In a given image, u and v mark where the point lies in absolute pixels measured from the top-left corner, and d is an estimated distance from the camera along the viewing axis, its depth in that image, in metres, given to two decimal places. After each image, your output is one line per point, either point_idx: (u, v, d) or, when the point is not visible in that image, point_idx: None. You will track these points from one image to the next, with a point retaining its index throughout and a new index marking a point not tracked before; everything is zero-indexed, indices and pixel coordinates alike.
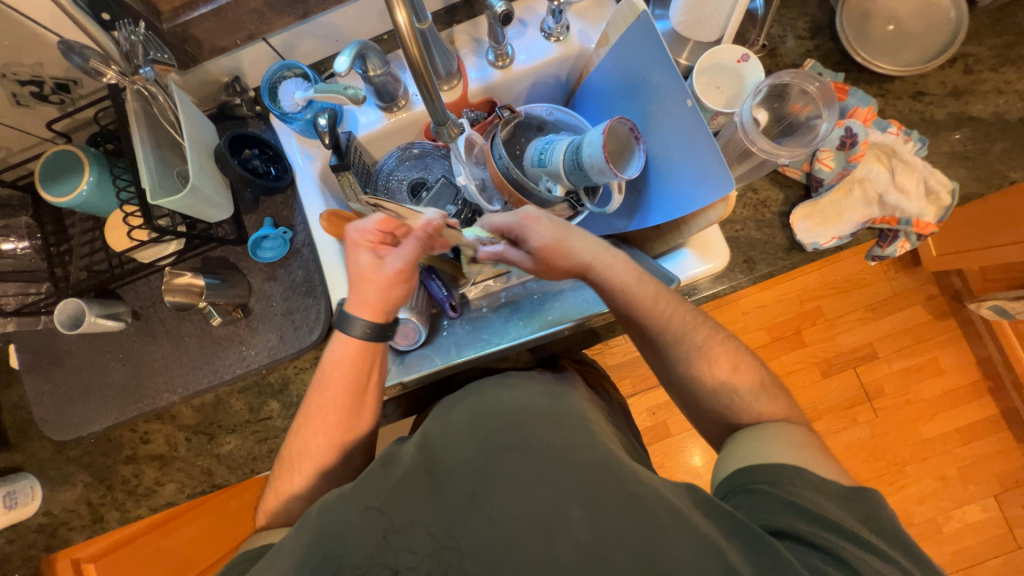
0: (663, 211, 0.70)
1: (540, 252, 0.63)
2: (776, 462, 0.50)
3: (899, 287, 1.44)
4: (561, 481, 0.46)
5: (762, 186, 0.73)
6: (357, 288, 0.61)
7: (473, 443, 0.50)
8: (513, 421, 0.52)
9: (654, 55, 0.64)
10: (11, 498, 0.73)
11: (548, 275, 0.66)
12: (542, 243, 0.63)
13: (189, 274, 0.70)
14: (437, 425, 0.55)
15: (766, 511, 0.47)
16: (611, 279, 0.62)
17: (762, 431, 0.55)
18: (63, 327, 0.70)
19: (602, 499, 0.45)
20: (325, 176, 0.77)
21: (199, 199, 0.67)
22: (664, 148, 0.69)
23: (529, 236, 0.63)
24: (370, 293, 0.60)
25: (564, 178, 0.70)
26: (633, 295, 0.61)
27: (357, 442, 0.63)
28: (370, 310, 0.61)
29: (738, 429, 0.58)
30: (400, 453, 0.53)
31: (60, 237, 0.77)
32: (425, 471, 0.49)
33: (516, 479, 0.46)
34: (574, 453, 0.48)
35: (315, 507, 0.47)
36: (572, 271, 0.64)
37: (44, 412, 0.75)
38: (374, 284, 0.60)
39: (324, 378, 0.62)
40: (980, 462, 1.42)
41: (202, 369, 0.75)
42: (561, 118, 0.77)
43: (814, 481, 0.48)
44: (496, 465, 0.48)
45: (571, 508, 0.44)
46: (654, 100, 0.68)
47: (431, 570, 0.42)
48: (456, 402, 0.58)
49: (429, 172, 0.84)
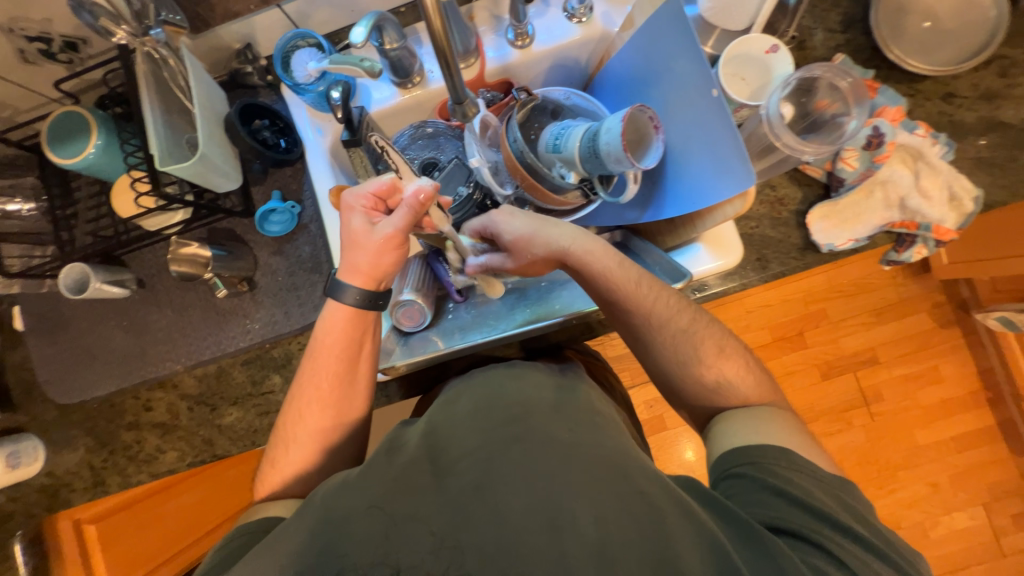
0: (678, 204, 0.68)
1: (515, 244, 0.64)
2: (773, 456, 0.50)
3: (907, 293, 1.43)
4: (567, 477, 0.46)
5: (781, 184, 0.72)
6: (350, 253, 0.60)
7: (478, 436, 0.50)
8: (515, 416, 0.52)
9: (681, 44, 0.62)
10: (15, 458, 0.74)
11: (532, 270, 0.66)
12: (515, 234, 0.64)
13: (195, 244, 0.70)
14: (441, 416, 0.55)
15: (755, 503, 0.48)
16: (590, 262, 0.60)
17: (732, 413, 0.57)
18: (67, 291, 0.70)
19: (606, 495, 0.45)
20: (335, 151, 0.76)
21: (209, 168, 0.66)
22: (684, 139, 0.67)
23: (502, 231, 0.65)
24: (361, 259, 0.60)
25: (578, 165, 0.69)
26: (612, 278, 0.60)
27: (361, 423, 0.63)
28: (362, 277, 0.60)
29: (721, 414, 0.59)
30: (406, 442, 0.53)
31: (65, 200, 0.76)
32: (428, 465, 0.49)
33: (522, 472, 0.46)
34: (578, 449, 0.49)
35: (317, 495, 0.49)
36: (553, 262, 0.64)
37: (48, 374, 0.75)
38: (365, 249, 0.59)
39: (327, 340, 0.62)
40: (973, 471, 1.43)
41: (205, 339, 0.75)
42: (578, 103, 0.76)
43: (807, 475, 0.49)
44: (502, 458, 0.47)
45: (577, 505, 0.44)
46: (676, 88, 0.66)
47: (432, 569, 0.41)
48: (462, 392, 0.58)
49: (442, 152, 0.82)
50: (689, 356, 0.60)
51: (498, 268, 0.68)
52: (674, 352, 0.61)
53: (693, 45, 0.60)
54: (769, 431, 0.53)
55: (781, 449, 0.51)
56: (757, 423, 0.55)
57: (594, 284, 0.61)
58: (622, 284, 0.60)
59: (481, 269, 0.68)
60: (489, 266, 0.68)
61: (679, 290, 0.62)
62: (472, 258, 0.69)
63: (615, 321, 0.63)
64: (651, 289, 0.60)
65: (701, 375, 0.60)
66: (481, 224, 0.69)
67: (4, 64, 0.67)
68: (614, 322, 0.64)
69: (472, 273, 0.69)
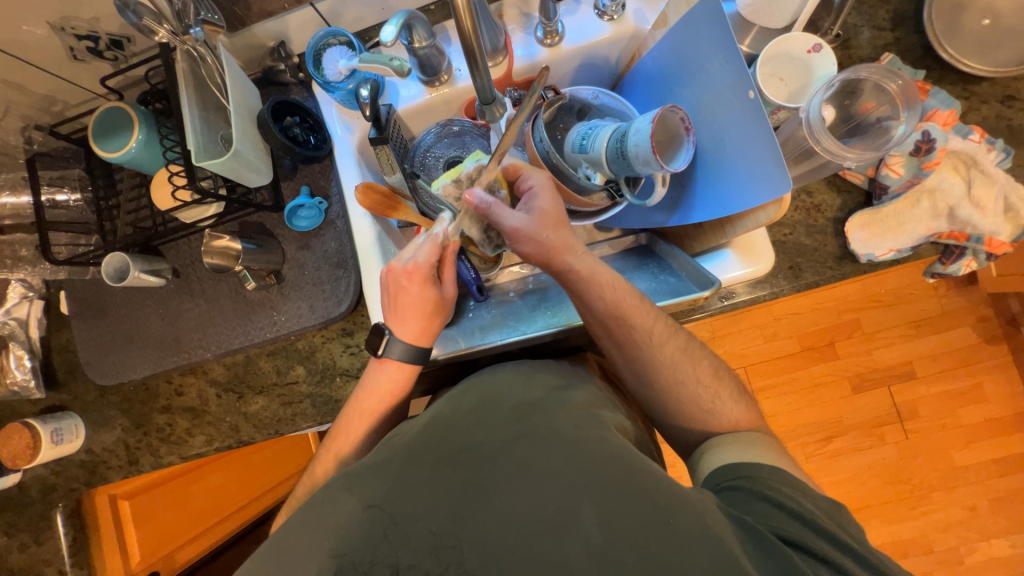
0: (707, 208, 0.67)
1: (539, 215, 0.58)
2: (785, 472, 0.49)
3: (949, 305, 1.35)
4: (574, 476, 0.44)
5: (818, 190, 0.69)
6: (423, 322, 0.62)
7: (481, 432, 0.50)
8: (523, 413, 0.52)
9: (715, 44, 0.60)
10: (58, 434, 0.78)
11: (524, 249, 0.59)
12: (546, 208, 0.59)
13: (227, 237, 0.72)
14: (446, 409, 0.55)
15: (757, 512, 0.45)
16: (598, 275, 0.58)
17: (723, 436, 0.56)
18: (109, 279, 0.73)
19: (613, 494, 0.43)
20: (362, 148, 0.77)
21: (241, 163, 0.68)
22: (716, 141, 0.64)
23: (541, 197, 0.60)
24: (436, 323, 0.63)
25: (605, 166, 0.68)
26: (617, 297, 0.58)
27: (376, 420, 0.64)
28: (434, 336, 0.64)
29: (713, 437, 0.57)
30: (407, 431, 0.53)
31: (109, 191, 0.79)
32: (429, 455, 0.48)
33: (527, 471, 0.45)
34: (582, 444, 0.47)
35: (319, 495, 0.48)
36: (552, 257, 0.58)
37: (90, 357, 0.79)
38: (438, 312, 0.63)
39: (366, 396, 0.64)
40: (1015, 496, 1.35)
41: (234, 330, 0.77)
42: (607, 102, 0.74)
43: (823, 499, 0.47)
44: (506, 456, 0.47)
45: (582, 506, 0.43)
46: (709, 88, 0.63)
47: (431, 568, 0.41)
48: (468, 389, 0.58)
49: (467, 150, 0.81)
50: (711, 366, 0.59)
51: (498, 221, 0.58)
52: (696, 362, 0.59)
53: (731, 46, 0.58)
54: (749, 445, 0.53)
55: (758, 463, 0.50)
56: (733, 443, 0.54)
57: (585, 301, 0.59)
58: (622, 305, 0.58)
59: (483, 209, 0.58)
60: (491, 210, 0.58)
61: (667, 316, 0.61)
62: (479, 192, 0.58)
63: (599, 331, 0.60)
64: (650, 308, 0.59)
65: (718, 392, 0.58)
66: (527, 172, 0.62)
67: (55, 61, 0.70)
68: (596, 338, 0.62)
69: (467, 203, 0.58)
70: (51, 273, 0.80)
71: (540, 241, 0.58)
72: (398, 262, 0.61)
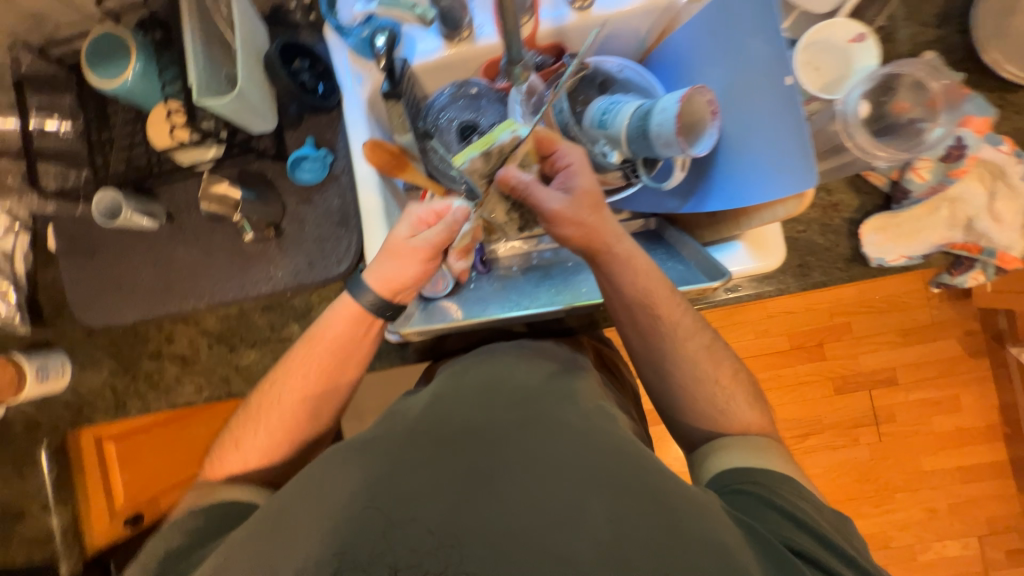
0: (724, 198, 0.65)
1: (578, 196, 0.57)
2: (791, 480, 0.49)
3: (939, 317, 1.37)
4: (584, 472, 0.43)
5: (837, 188, 0.67)
6: (380, 259, 0.61)
7: (484, 413, 0.49)
8: (525, 398, 0.51)
9: (761, 32, 0.59)
10: (44, 371, 0.77)
11: (562, 231, 0.57)
12: (585, 188, 0.57)
13: (226, 182, 0.69)
14: (447, 387, 0.54)
15: (766, 520, 0.45)
16: (633, 260, 0.57)
17: (728, 441, 0.54)
18: (100, 218, 0.69)
19: (620, 490, 0.42)
20: (373, 102, 0.72)
21: (246, 106, 0.65)
22: (742, 128, 0.62)
23: (579, 175, 0.58)
24: (396, 274, 0.60)
25: (624, 145, 0.66)
26: (648, 284, 0.57)
27: (336, 366, 0.63)
28: (381, 282, 0.60)
29: (719, 439, 0.55)
30: (411, 409, 0.52)
31: (102, 124, 0.75)
32: (428, 436, 0.47)
33: (534, 462, 0.43)
34: (589, 439, 0.46)
35: (317, 466, 0.47)
36: (591, 241, 0.56)
37: (77, 296, 0.77)
38: (394, 256, 0.60)
39: (323, 334, 0.62)
40: (973, 502, 1.41)
41: (229, 281, 0.75)
42: (631, 77, 0.71)
43: (815, 498, 0.48)
44: (515, 444, 0.45)
45: (592, 503, 0.41)
46: (742, 70, 0.61)
47: (432, 569, 0.38)
48: (470, 368, 0.57)
49: (483, 115, 0.74)
50: (718, 357, 0.58)
51: (538, 201, 0.57)
52: (703, 351, 0.58)
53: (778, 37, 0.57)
54: (753, 449, 0.52)
55: (765, 470, 0.50)
56: (735, 447, 0.53)
57: (614, 285, 0.57)
58: (650, 293, 0.57)
59: (520, 188, 0.58)
60: (529, 188, 0.57)
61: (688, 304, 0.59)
62: (517, 169, 0.57)
63: (623, 318, 0.59)
64: (677, 297, 0.58)
65: (737, 393, 0.57)
66: (562, 146, 0.59)
67: None
68: (614, 324, 0.61)
69: (504, 180, 0.57)
70: (39, 205, 0.76)
71: (581, 224, 0.56)
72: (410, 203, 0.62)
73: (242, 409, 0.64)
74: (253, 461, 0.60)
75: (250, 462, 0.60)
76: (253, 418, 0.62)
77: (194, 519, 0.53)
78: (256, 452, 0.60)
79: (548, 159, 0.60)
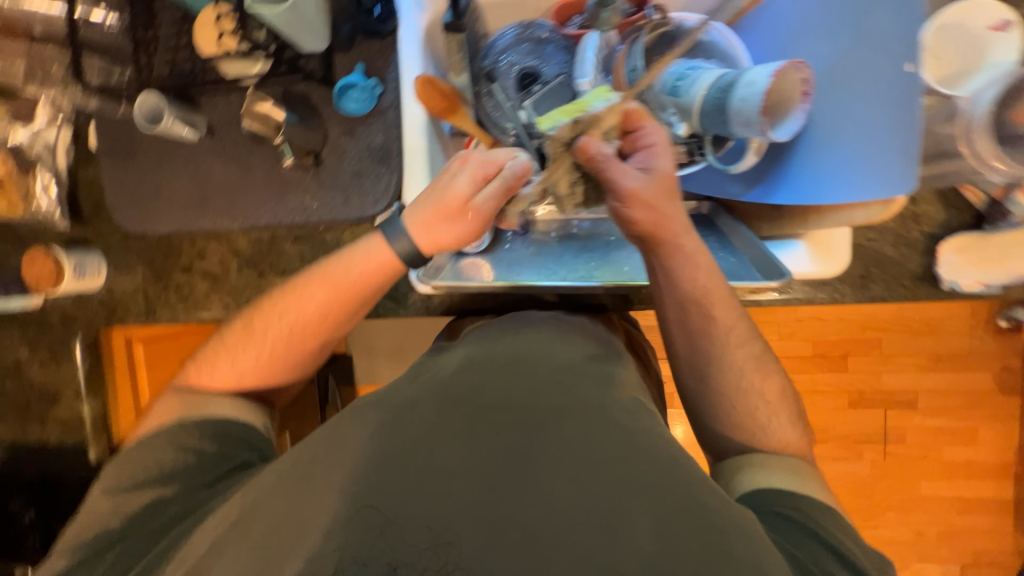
0: (797, 192, 0.59)
1: (656, 180, 0.53)
2: (833, 511, 0.46)
3: (980, 348, 1.30)
4: (623, 472, 0.39)
5: (924, 199, 0.64)
6: (431, 209, 0.56)
7: (519, 390, 0.46)
8: (566, 381, 0.48)
9: (892, 12, 0.53)
10: (81, 268, 0.79)
11: (632, 215, 0.53)
12: (665, 173, 0.54)
13: (269, 102, 0.67)
14: (479, 355, 0.52)
15: (809, 553, 0.42)
16: (696, 257, 0.55)
17: (762, 458, 0.51)
18: (142, 122, 0.68)
19: (666, 496, 0.38)
20: (430, 33, 0.67)
21: (299, 20, 0.61)
22: (836, 115, 0.56)
23: (660, 158, 0.54)
24: (447, 231, 0.56)
25: (694, 117, 0.59)
26: (709, 283, 0.55)
27: (352, 305, 0.58)
28: (427, 235, 0.56)
29: (756, 456, 0.51)
30: (441, 371, 0.51)
31: (148, 21, 0.72)
32: (453, 401, 0.45)
33: (572, 453, 0.40)
34: (631, 436, 0.42)
35: (340, 418, 0.46)
36: (658, 230, 0.54)
37: (114, 197, 0.77)
38: (447, 208, 0.55)
39: (346, 269, 0.57)
40: (964, 533, 1.41)
41: (263, 204, 0.74)
42: (715, 39, 0.63)
43: (850, 524, 0.46)
44: (554, 432, 0.41)
45: (635, 507, 0.37)
46: (850, 49, 0.55)
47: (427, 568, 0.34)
48: (502, 340, 0.55)
49: (546, 62, 0.68)
50: (764, 365, 0.55)
51: (613, 178, 0.52)
52: (746, 353, 0.55)
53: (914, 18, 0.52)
54: (792, 472, 0.49)
55: (808, 497, 0.47)
56: (776, 467, 0.50)
57: (671, 277, 0.55)
58: (707, 290, 0.54)
59: (598, 162, 0.53)
60: (607, 164, 0.53)
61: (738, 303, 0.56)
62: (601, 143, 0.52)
63: (673, 315, 0.56)
64: (728, 294, 0.56)
65: (777, 407, 0.53)
66: (648, 123, 0.54)
67: None
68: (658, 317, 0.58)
69: (584, 150, 0.52)
70: (82, 100, 0.74)
71: (653, 211, 0.53)
72: (472, 150, 0.57)
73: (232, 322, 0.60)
74: (242, 380, 0.57)
75: (241, 383, 0.57)
76: (245, 338, 0.57)
77: (203, 442, 0.52)
78: (247, 372, 0.57)
79: (627, 136, 0.55)
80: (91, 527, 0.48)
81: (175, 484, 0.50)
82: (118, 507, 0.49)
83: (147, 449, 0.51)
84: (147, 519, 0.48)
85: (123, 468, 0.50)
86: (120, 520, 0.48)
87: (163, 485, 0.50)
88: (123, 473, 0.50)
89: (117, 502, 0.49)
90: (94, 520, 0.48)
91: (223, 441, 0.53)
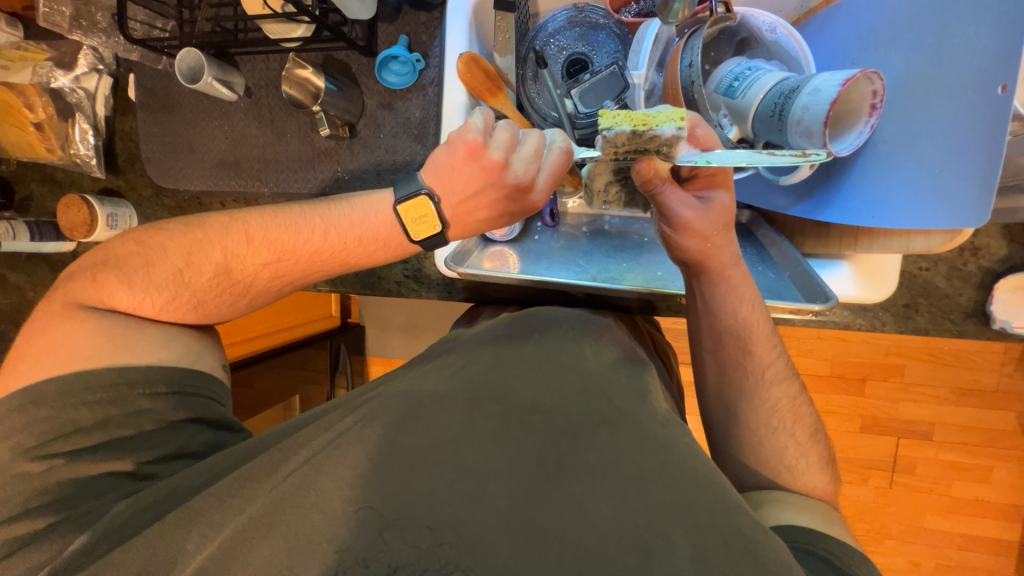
0: (850, 213, 0.55)
1: (716, 212, 0.51)
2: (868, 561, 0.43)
3: (1008, 386, 1.25)
4: (654, 490, 0.38)
5: (984, 231, 0.61)
6: (459, 203, 0.53)
7: (548, 394, 0.45)
8: (595, 388, 0.46)
9: (991, 21, 0.48)
10: (114, 220, 0.78)
11: (686, 243, 0.52)
12: (726, 204, 0.51)
13: (310, 68, 0.64)
14: (508, 353, 0.51)
15: None
16: (741, 288, 0.54)
17: (790, 496, 0.50)
18: (182, 78, 0.67)
19: (702, 521, 0.37)
20: (479, 9, 0.64)
21: None
22: (907, 132, 0.52)
23: (720, 189, 0.52)
24: (473, 221, 0.55)
25: (748, 121, 0.55)
26: (751, 317, 0.55)
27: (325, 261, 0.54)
28: (453, 224, 0.54)
29: (783, 491, 0.50)
30: (465, 363, 0.50)
31: None
32: (473, 395, 0.44)
33: (599, 470, 0.39)
34: (661, 452, 0.41)
35: (363, 403, 0.45)
36: (706, 261, 0.53)
37: (151, 152, 0.77)
38: (476, 202, 0.53)
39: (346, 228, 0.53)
40: (962, 569, 1.38)
41: (296, 172, 0.73)
42: (782, 40, 0.58)
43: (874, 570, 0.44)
44: (585, 444, 0.40)
45: (670, 529, 0.36)
46: (934, 60, 0.51)
47: (427, 569, 0.35)
48: (529, 341, 0.53)
49: (597, 52, 0.67)
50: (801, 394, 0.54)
51: (670, 207, 0.50)
52: (781, 393, 0.55)
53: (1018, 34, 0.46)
54: (817, 513, 0.48)
55: (839, 539, 0.45)
56: (799, 505, 0.49)
57: (711, 305, 0.56)
58: (749, 315, 0.54)
59: (654, 187, 0.49)
60: (664, 189, 0.50)
61: (770, 321, 0.56)
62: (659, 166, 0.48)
63: (716, 334, 0.56)
64: (764, 316, 0.55)
65: (795, 423, 0.53)
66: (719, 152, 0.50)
67: None
68: (696, 343, 0.59)
69: (641, 173, 0.48)
70: (125, 51, 0.74)
71: (705, 243, 0.52)
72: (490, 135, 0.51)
73: (179, 237, 0.53)
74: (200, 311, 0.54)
75: (184, 314, 0.53)
76: (183, 258, 0.52)
77: (159, 401, 0.49)
78: (193, 302, 0.53)
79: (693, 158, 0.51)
80: (22, 497, 0.43)
81: (133, 448, 0.47)
82: (61, 470, 0.44)
83: (80, 407, 0.46)
84: (99, 487, 0.45)
85: (60, 431, 0.45)
86: (62, 489, 0.44)
87: (113, 452, 0.46)
88: (53, 437, 0.45)
89: (58, 467, 0.44)
90: (22, 488, 0.43)
91: (180, 400, 0.50)
